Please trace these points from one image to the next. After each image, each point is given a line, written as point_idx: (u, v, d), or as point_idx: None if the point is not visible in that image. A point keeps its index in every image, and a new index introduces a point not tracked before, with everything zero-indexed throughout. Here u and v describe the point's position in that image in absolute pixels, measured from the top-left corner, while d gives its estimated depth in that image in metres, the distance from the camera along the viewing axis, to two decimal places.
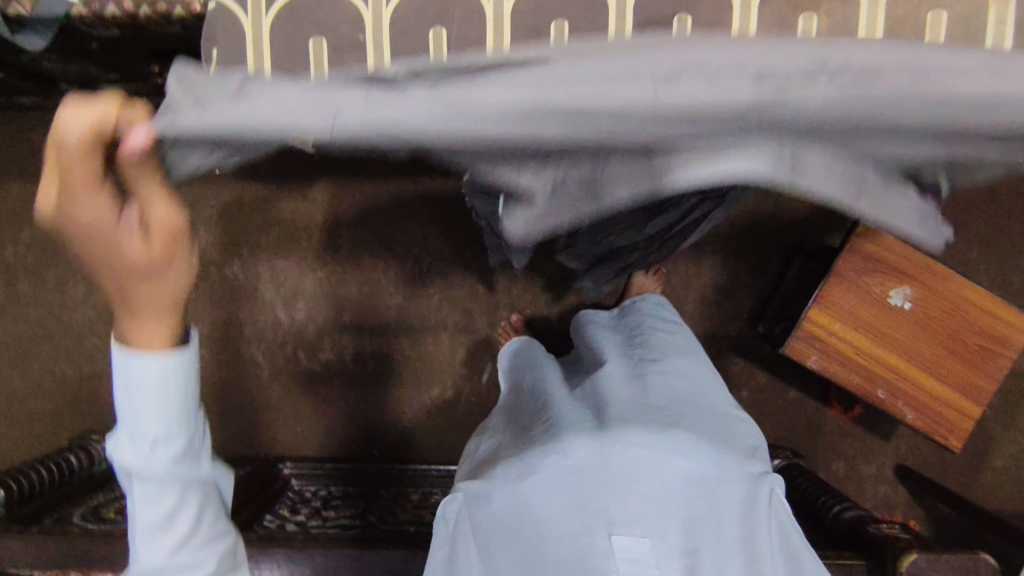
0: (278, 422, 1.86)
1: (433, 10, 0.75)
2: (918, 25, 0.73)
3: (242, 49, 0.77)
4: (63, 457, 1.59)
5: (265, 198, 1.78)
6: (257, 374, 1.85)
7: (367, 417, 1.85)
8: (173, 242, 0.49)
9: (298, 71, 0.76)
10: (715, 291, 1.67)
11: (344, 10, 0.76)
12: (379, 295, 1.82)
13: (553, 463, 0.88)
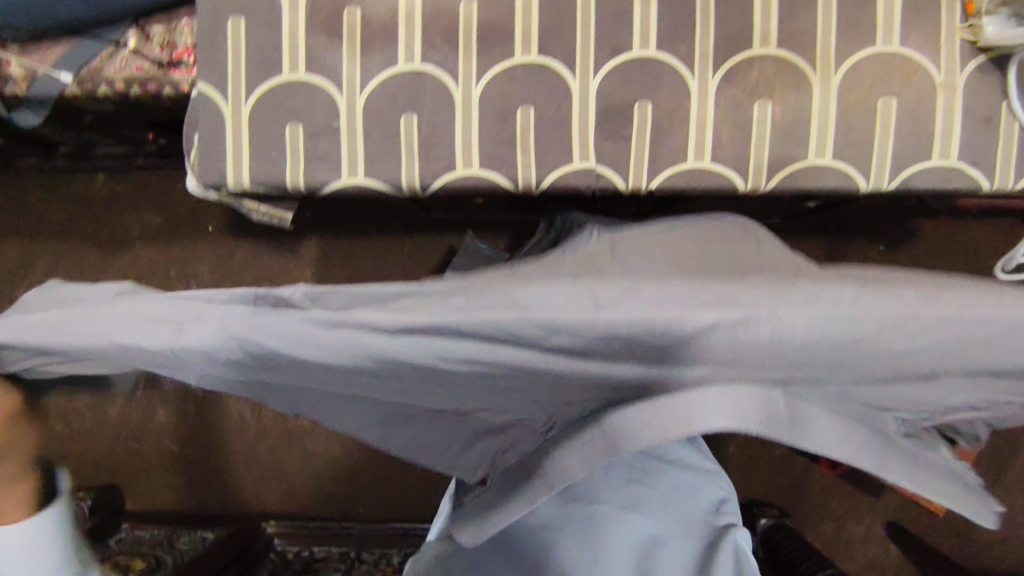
0: (264, 478, 1.85)
1: (406, 100, 0.87)
2: (871, 118, 0.87)
3: (222, 134, 0.88)
4: None
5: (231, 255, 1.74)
6: (244, 430, 1.85)
7: (352, 474, 1.84)
8: (16, 437, 0.75)
9: (275, 155, 0.88)
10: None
11: (321, 100, 0.87)
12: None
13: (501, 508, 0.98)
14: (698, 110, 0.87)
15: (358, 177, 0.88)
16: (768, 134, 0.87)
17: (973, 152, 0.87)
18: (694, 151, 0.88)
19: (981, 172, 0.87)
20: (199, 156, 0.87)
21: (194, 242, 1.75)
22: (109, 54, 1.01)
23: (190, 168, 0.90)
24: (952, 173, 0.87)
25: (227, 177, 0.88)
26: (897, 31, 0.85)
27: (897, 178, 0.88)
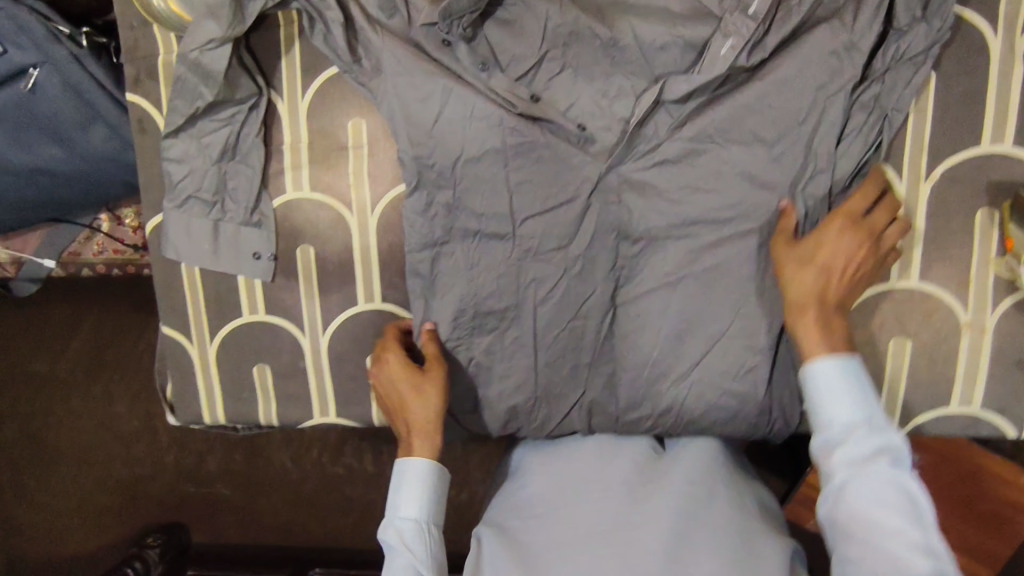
0: (257, 504, 1.58)
1: (367, 345, 0.87)
2: (882, 365, 0.77)
3: (193, 383, 0.90)
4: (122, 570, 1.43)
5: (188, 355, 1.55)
6: (225, 466, 1.58)
7: (296, 528, 1.57)
8: None
9: (319, 381, 0.88)
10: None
11: (285, 340, 0.88)
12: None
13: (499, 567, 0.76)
14: (678, 291, 0.79)
15: (375, 302, 0.85)
16: (919, 242, 0.75)
17: (999, 399, 0.76)
18: (669, 326, 0.80)
19: (1009, 420, 0.77)
20: (175, 400, 0.91)
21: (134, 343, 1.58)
22: (84, 239, 1.09)
23: (164, 404, 0.92)
24: (976, 420, 0.77)
25: (203, 417, 0.91)
26: (917, 263, 0.75)
27: (908, 425, 0.78)
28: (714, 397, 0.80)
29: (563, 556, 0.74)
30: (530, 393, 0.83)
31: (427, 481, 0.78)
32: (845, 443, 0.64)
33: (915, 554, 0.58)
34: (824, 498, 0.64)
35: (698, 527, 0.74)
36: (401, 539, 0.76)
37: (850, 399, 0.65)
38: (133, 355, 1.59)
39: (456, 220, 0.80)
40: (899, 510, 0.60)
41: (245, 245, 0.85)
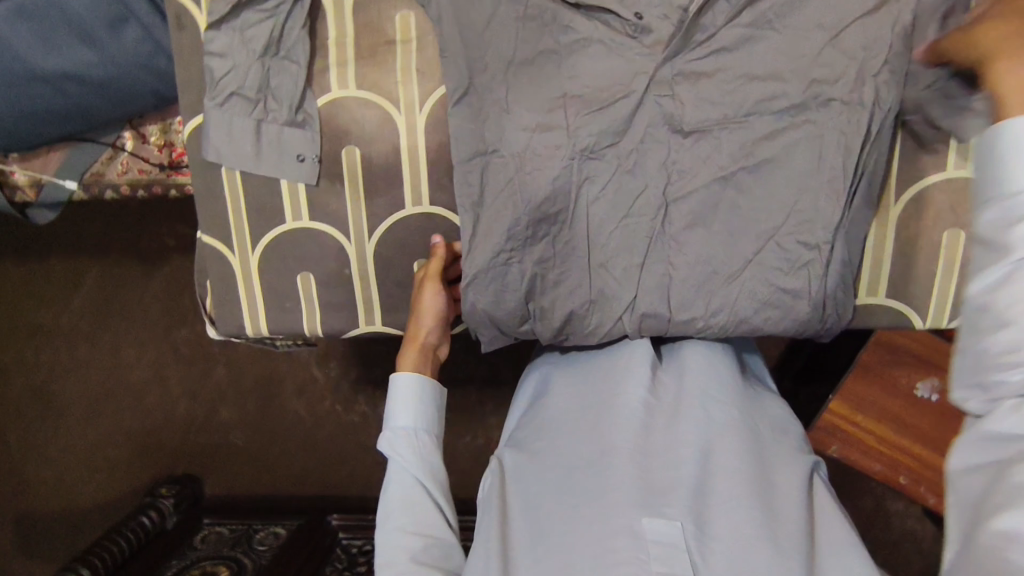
0: (270, 454, 1.56)
1: (414, 249, 0.86)
2: None
3: (234, 293, 0.89)
4: (137, 518, 1.40)
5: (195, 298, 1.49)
6: (238, 414, 1.55)
7: (309, 480, 1.56)
8: None
9: (365, 288, 0.88)
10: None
11: (330, 247, 0.86)
12: (377, 348, 1.49)
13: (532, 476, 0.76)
14: (732, 186, 0.78)
15: (423, 206, 0.84)
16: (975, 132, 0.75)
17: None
18: (724, 222, 0.79)
19: None
20: (216, 312, 0.90)
21: (136, 286, 1.51)
22: (108, 158, 1.06)
23: (205, 316, 0.91)
24: None
25: (245, 328, 0.90)
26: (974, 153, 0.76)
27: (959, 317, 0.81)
28: (768, 292, 0.79)
29: (580, 476, 0.73)
30: (584, 296, 0.82)
31: (423, 395, 0.82)
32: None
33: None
34: (985, 273, 0.53)
35: (708, 442, 0.75)
36: (394, 448, 0.79)
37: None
38: (137, 306, 1.52)
39: (508, 117, 0.78)
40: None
41: (288, 147, 0.83)
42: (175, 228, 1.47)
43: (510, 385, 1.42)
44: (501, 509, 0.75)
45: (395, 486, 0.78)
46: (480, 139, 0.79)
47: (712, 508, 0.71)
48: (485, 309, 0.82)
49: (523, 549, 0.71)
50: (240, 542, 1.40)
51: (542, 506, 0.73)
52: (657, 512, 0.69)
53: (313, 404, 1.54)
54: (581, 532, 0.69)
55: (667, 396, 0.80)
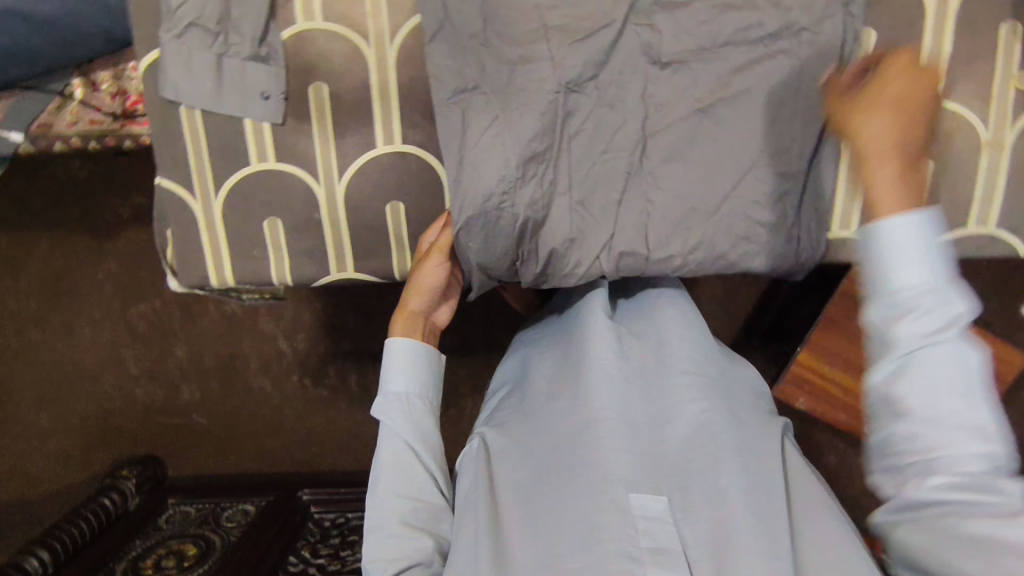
0: (235, 434, 1.51)
1: (386, 191, 0.83)
2: None
3: (196, 241, 0.85)
4: (97, 500, 1.32)
5: (149, 268, 1.42)
6: (200, 394, 1.49)
7: (276, 460, 1.52)
8: None
9: (335, 233, 0.85)
10: (716, 319, 1.41)
11: (299, 190, 0.83)
12: (344, 321, 1.42)
13: (515, 451, 0.72)
14: (709, 119, 0.78)
15: (395, 144, 0.82)
16: (944, 62, 0.77)
17: (1014, 216, 0.80)
18: (701, 156, 0.79)
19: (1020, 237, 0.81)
20: (177, 263, 0.86)
21: (83, 258, 1.42)
22: (56, 108, 1.00)
23: (165, 267, 0.87)
24: (989, 239, 0.82)
25: (209, 279, 0.86)
26: (943, 81, 0.77)
27: None
28: (745, 228, 0.79)
29: (567, 449, 0.69)
30: (565, 235, 0.79)
31: (418, 360, 0.78)
32: (911, 315, 0.51)
33: (977, 452, 0.49)
34: (878, 368, 0.52)
35: (689, 407, 0.70)
36: (385, 412, 0.76)
37: (926, 262, 0.52)
38: (89, 282, 1.43)
39: (485, 50, 0.76)
40: (964, 398, 0.50)
41: (251, 83, 0.79)
42: (130, 197, 1.38)
43: (483, 349, 1.40)
44: (489, 492, 0.72)
45: (386, 451, 0.74)
46: (455, 73, 0.77)
47: (694, 474, 0.67)
48: (474, 253, 0.79)
49: (514, 533, 0.67)
50: (207, 521, 1.35)
51: (532, 486, 0.69)
52: (641, 489, 0.66)
53: (276, 379, 1.47)
54: (572, 513, 0.65)
55: (646, 357, 0.76)
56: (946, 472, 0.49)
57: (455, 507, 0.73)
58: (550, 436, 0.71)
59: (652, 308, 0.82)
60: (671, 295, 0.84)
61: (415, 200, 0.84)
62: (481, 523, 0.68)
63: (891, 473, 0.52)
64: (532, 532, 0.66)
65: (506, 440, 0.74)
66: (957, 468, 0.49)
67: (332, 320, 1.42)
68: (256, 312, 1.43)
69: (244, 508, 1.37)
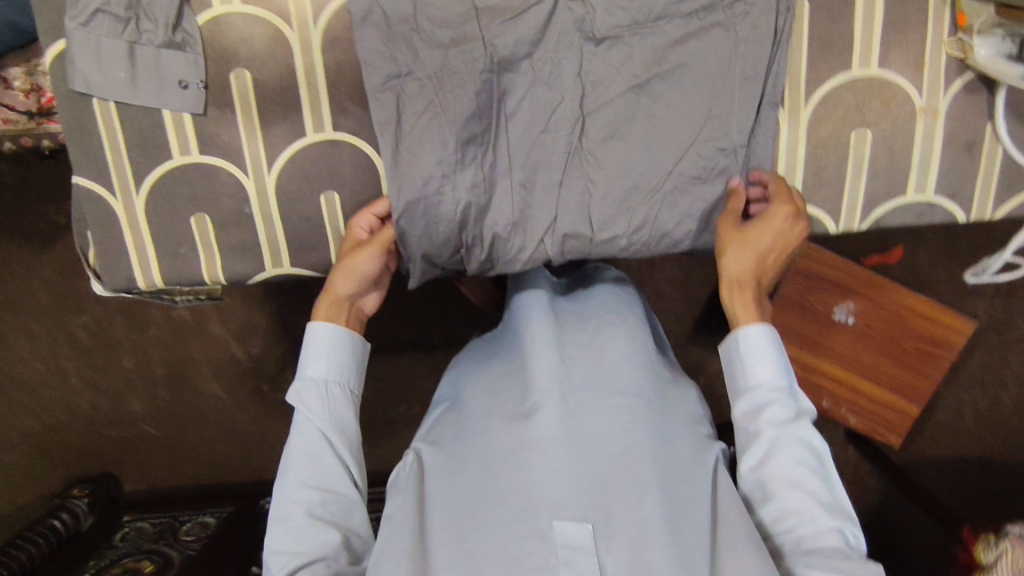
0: (190, 445, 1.44)
1: (319, 181, 0.80)
2: (841, 151, 0.80)
3: (120, 242, 0.80)
4: (47, 521, 1.25)
5: (86, 275, 1.35)
6: (152, 404, 1.41)
7: (232, 472, 1.45)
8: None
9: (267, 228, 0.81)
10: (675, 303, 1.40)
11: (227, 183, 0.79)
12: (299, 322, 1.37)
13: (447, 472, 0.70)
14: (646, 95, 0.76)
15: (325, 132, 0.78)
16: (876, 30, 0.77)
17: (950, 184, 0.81)
18: (641, 133, 0.77)
19: (958, 204, 0.82)
20: (101, 265, 0.81)
21: (12, 268, 1.34)
22: None
23: (88, 270, 0.82)
24: (928, 206, 0.82)
25: (137, 280, 0.82)
26: (876, 50, 0.77)
27: (869, 218, 0.82)
28: (688, 205, 0.78)
29: (500, 472, 0.67)
30: (507, 218, 0.77)
31: (338, 344, 0.75)
32: (768, 405, 0.70)
33: (824, 508, 0.66)
34: (749, 453, 0.70)
35: (621, 427, 0.69)
36: (300, 397, 0.72)
37: (778, 366, 0.71)
38: (20, 293, 1.35)
39: (413, 30, 0.73)
40: (811, 468, 0.68)
41: (167, 72, 0.75)
42: (63, 203, 1.32)
43: (440, 345, 1.36)
44: (417, 511, 0.69)
45: (297, 438, 0.71)
46: (383, 54, 0.74)
47: (618, 503, 0.65)
48: (414, 242, 0.77)
49: (440, 554, 0.66)
50: (164, 536, 1.26)
51: (461, 508, 0.67)
52: (568, 513, 0.65)
53: (227, 386, 1.41)
54: (498, 538, 0.64)
55: (582, 371, 0.73)
56: (802, 527, 0.66)
57: (381, 519, 0.71)
58: (481, 458, 0.69)
59: (592, 315, 0.79)
60: (609, 297, 0.82)
61: (350, 189, 0.81)
62: (405, 541, 0.66)
63: (773, 536, 0.68)
64: (458, 556, 0.65)
65: (440, 460, 0.72)
66: (810, 524, 0.66)
67: (284, 321, 1.37)
68: (203, 317, 1.37)
69: (205, 521, 1.30)
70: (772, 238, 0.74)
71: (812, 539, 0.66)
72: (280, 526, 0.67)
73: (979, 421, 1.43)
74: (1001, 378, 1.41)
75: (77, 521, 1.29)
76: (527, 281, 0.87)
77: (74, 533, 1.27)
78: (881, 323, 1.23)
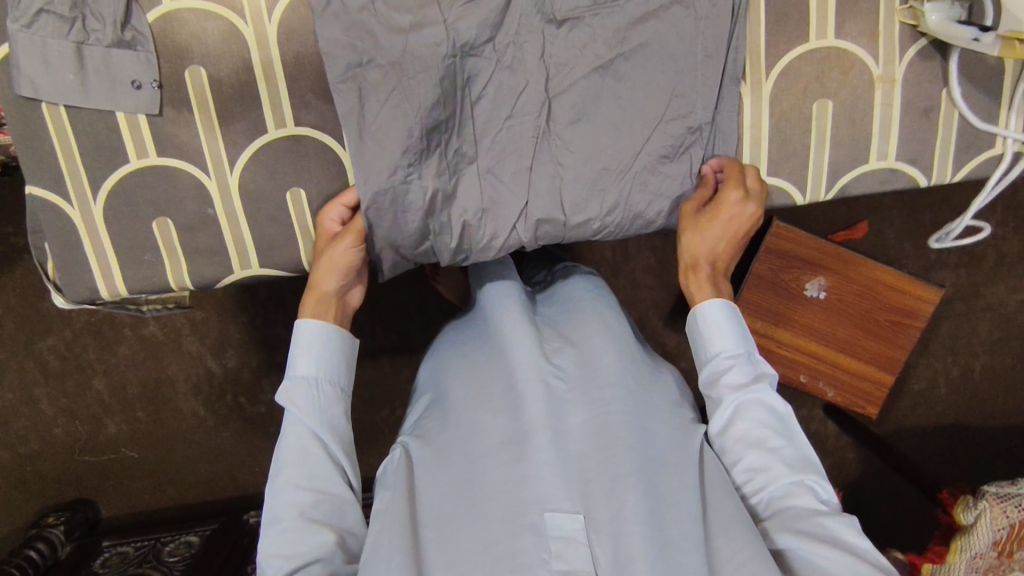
0: (169, 464, 1.40)
1: (284, 178, 0.78)
2: (804, 123, 0.81)
3: (80, 251, 0.78)
4: (23, 552, 1.20)
5: (48, 294, 1.31)
6: (127, 425, 1.37)
7: (212, 488, 1.41)
8: None
9: (233, 229, 0.79)
10: (652, 289, 1.40)
11: (188, 185, 0.77)
12: (274, 331, 1.35)
13: (434, 464, 0.69)
14: (611, 74, 0.76)
15: (287, 127, 0.77)
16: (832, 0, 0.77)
17: (911, 150, 0.82)
18: (607, 113, 0.77)
19: (919, 169, 0.83)
20: (60, 277, 0.78)
21: None
22: None
23: (48, 284, 0.80)
24: (890, 173, 0.83)
25: (99, 290, 0.79)
26: (832, 21, 0.78)
27: (834, 188, 0.84)
28: (658, 182, 0.78)
29: (487, 466, 0.66)
30: (477, 206, 0.76)
31: (330, 342, 0.73)
32: (728, 372, 0.72)
33: (788, 464, 0.69)
34: (715, 419, 0.72)
35: (603, 419, 0.68)
36: (291, 398, 0.70)
37: (736, 334, 0.74)
38: None
39: (371, 18, 0.72)
40: (775, 429, 0.70)
41: (118, 73, 0.72)
42: (22, 222, 1.27)
43: (418, 345, 1.35)
44: (407, 510, 0.67)
45: (288, 440, 0.69)
46: (342, 44, 0.72)
47: (599, 496, 0.65)
48: (381, 232, 0.76)
49: (432, 549, 0.65)
50: (147, 560, 1.22)
51: (449, 505, 0.66)
52: (558, 504, 0.64)
53: (203, 401, 1.37)
54: (488, 532, 0.63)
55: (564, 363, 0.73)
56: (768, 485, 0.68)
57: (370, 516, 0.69)
58: (467, 450, 0.68)
59: (575, 309, 0.79)
60: (584, 293, 0.82)
61: (316, 185, 0.79)
62: (397, 540, 0.64)
63: (749, 498, 0.70)
64: (449, 554, 0.64)
65: (425, 453, 0.71)
66: (777, 480, 0.68)
67: (257, 329, 1.35)
68: (173, 330, 1.34)
69: (188, 538, 1.26)
70: (726, 221, 0.75)
71: (779, 496, 0.68)
72: (274, 535, 0.65)
73: (952, 388, 1.46)
74: (970, 345, 1.45)
75: (53, 549, 1.25)
76: (505, 272, 0.86)
77: (51, 562, 1.22)
78: (853, 297, 1.24)
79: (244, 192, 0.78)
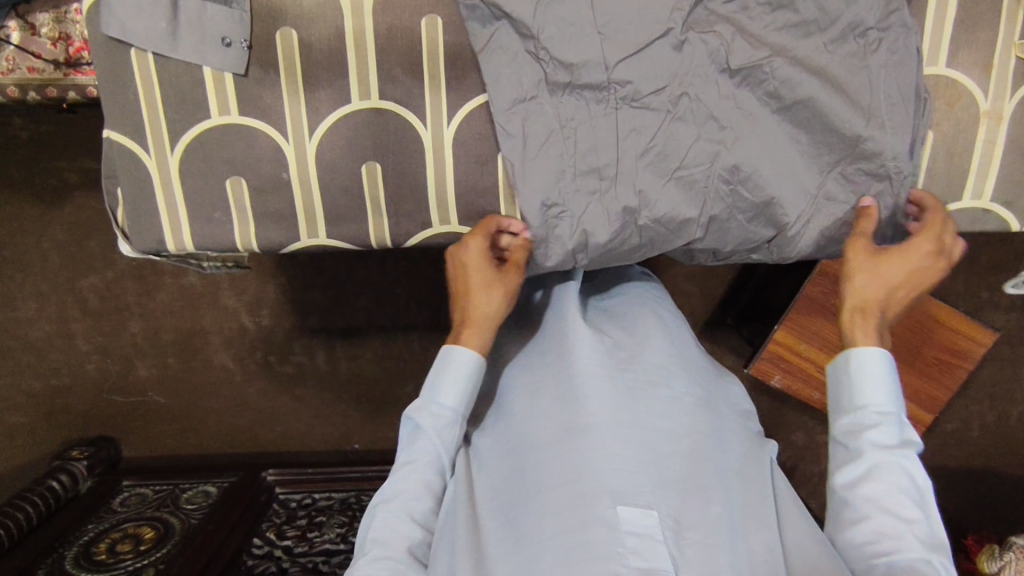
0: (196, 415, 1.41)
1: (361, 150, 0.77)
2: None
3: (152, 203, 0.78)
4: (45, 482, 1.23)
5: (99, 235, 1.31)
6: (160, 372, 1.39)
7: (237, 442, 1.43)
8: None
9: (303, 197, 0.79)
10: (696, 296, 1.38)
11: (266, 148, 0.77)
12: (312, 296, 1.34)
13: (501, 458, 0.69)
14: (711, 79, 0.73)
15: (371, 100, 0.76)
16: (947, 28, 0.74)
17: (1007, 192, 0.79)
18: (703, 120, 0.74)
19: (1012, 212, 0.80)
20: (130, 226, 0.78)
21: (23, 224, 1.30)
22: None
23: (116, 229, 0.80)
24: (982, 213, 0.80)
25: (166, 242, 0.79)
26: (945, 48, 0.75)
27: None
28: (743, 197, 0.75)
29: (547, 459, 0.66)
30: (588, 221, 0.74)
31: (479, 379, 0.72)
32: (876, 427, 0.66)
33: (920, 537, 0.62)
34: (846, 469, 0.66)
35: (672, 425, 0.68)
36: (434, 424, 0.70)
37: (890, 391, 0.67)
38: (33, 250, 1.32)
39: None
40: (910, 497, 0.64)
41: (210, 28, 0.72)
42: (78, 160, 1.28)
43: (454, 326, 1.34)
44: (469, 505, 0.69)
45: (417, 465, 0.70)
46: None
47: (678, 497, 0.65)
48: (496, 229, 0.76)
49: (496, 543, 0.65)
50: (166, 504, 1.23)
51: (512, 497, 0.66)
52: (631, 502, 0.63)
53: (238, 356, 1.38)
54: (554, 525, 0.62)
55: (621, 358, 0.72)
56: (895, 551, 0.61)
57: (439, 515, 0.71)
58: (529, 443, 0.68)
59: (635, 308, 0.78)
60: (635, 292, 0.82)
61: (393, 161, 0.78)
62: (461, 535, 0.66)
63: (866, 558, 0.63)
64: (517, 545, 0.63)
65: (490, 446, 0.72)
66: (904, 549, 0.61)
67: (294, 293, 1.34)
68: (215, 285, 1.34)
69: (202, 488, 1.26)
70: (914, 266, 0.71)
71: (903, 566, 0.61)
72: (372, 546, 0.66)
73: (990, 432, 1.42)
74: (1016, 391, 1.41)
75: (75, 481, 1.28)
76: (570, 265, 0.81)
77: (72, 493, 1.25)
78: (904, 331, 1.21)
79: (319, 160, 0.77)
